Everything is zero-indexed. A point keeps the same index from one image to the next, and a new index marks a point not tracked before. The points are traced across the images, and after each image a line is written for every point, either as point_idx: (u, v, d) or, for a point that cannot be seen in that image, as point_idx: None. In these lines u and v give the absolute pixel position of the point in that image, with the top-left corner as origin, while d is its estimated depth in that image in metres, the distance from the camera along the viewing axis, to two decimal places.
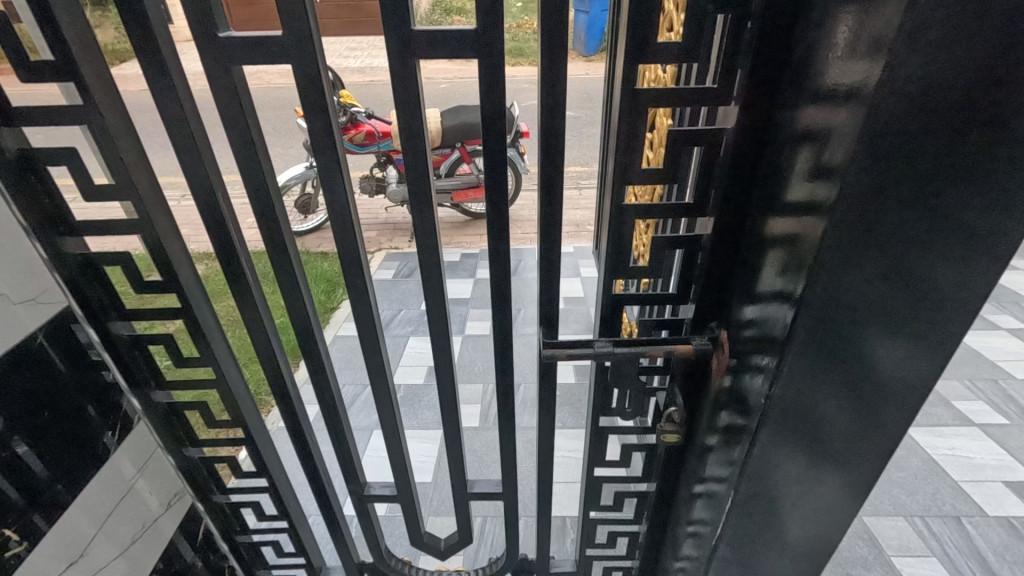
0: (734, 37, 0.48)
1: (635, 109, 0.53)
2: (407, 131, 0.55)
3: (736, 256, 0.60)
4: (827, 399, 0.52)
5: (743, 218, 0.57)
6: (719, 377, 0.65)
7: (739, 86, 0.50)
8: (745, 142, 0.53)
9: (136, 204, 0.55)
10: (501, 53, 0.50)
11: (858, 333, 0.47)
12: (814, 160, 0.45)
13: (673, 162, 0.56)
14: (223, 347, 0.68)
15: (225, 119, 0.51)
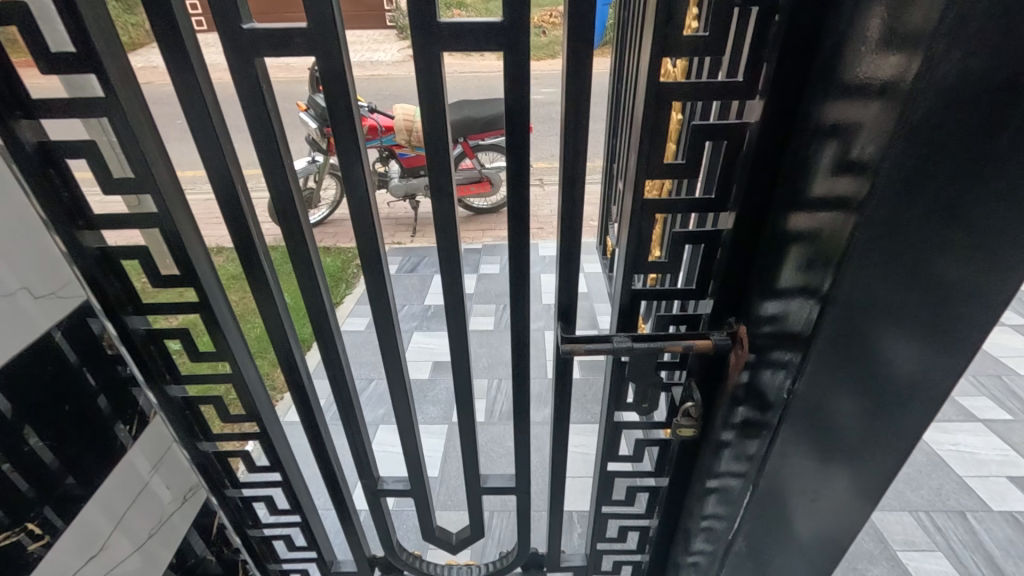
0: (761, 32, 0.48)
1: (660, 103, 0.52)
2: (429, 125, 0.55)
3: (756, 252, 0.60)
4: (845, 397, 0.52)
5: (764, 213, 0.57)
6: (735, 372, 0.66)
7: (764, 81, 0.50)
8: (768, 137, 0.53)
9: (155, 197, 0.55)
10: (525, 46, 0.50)
11: (880, 331, 0.47)
12: (841, 155, 0.45)
13: (695, 157, 0.56)
14: (240, 342, 0.68)
15: (248, 111, 0.51)
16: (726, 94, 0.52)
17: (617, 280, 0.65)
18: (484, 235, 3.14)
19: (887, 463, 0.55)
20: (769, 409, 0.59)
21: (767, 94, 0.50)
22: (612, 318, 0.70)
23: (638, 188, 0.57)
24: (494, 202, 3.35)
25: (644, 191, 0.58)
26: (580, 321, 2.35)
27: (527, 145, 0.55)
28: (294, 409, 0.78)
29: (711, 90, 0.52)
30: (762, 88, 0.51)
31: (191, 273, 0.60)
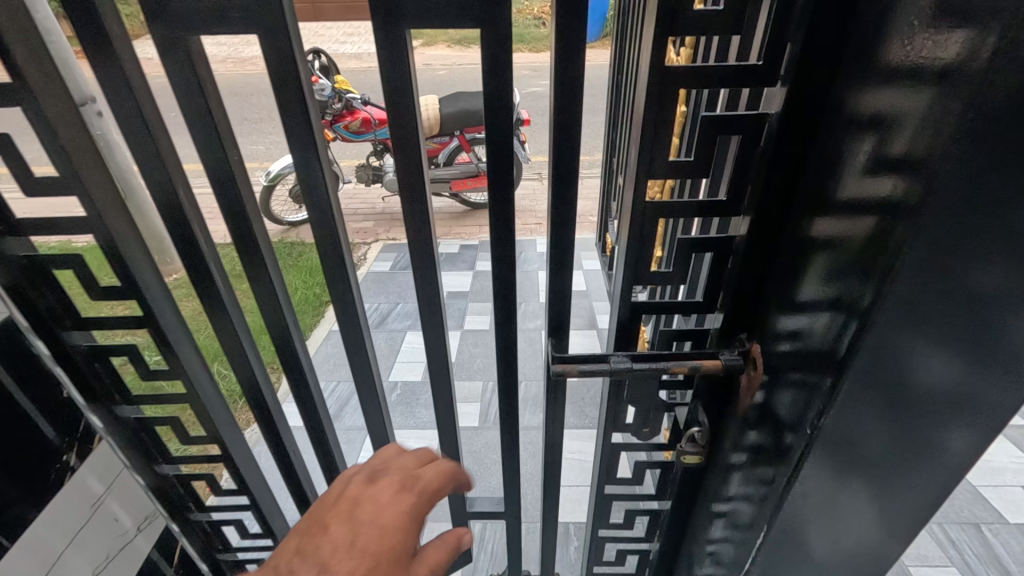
0: (785, 10, 0.42)
1: (665, 92, 0.46)
2: (398, 118, 0.48)
3: (770, 259, 0.54)
4: (874, 426, 0.45)
5: (782, 217, 0.51)
6: (747, 396, 0.60)
7: (785, 67, 0.45)
8: (789, 132, 0.46)
9: (84, 199, 0.48)
10: (506, 26, 0.43)
11: (913, 354, 0.41)
12: (878, 149, 0.38)
13: (704, 153, 0.50)
14: (195, 359, 0.61)
15: (186, 100, 0.44)
16: (742, 79, 0.46)
17: (616, 292, 0.59)
18: (480, 231, 3.07)
19: (916, 496, 0.48)
20: (789, 435, 0.53)
21: (788, 82, 0.44)
22: (608, 336, 0.64)
23: (640, 189, 0.51)
24: None
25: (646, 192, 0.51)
26: (577, 321, 2.29)
27: (511, 140, 0.49)
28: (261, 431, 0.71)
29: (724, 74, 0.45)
30: (782, 75, 0.45)
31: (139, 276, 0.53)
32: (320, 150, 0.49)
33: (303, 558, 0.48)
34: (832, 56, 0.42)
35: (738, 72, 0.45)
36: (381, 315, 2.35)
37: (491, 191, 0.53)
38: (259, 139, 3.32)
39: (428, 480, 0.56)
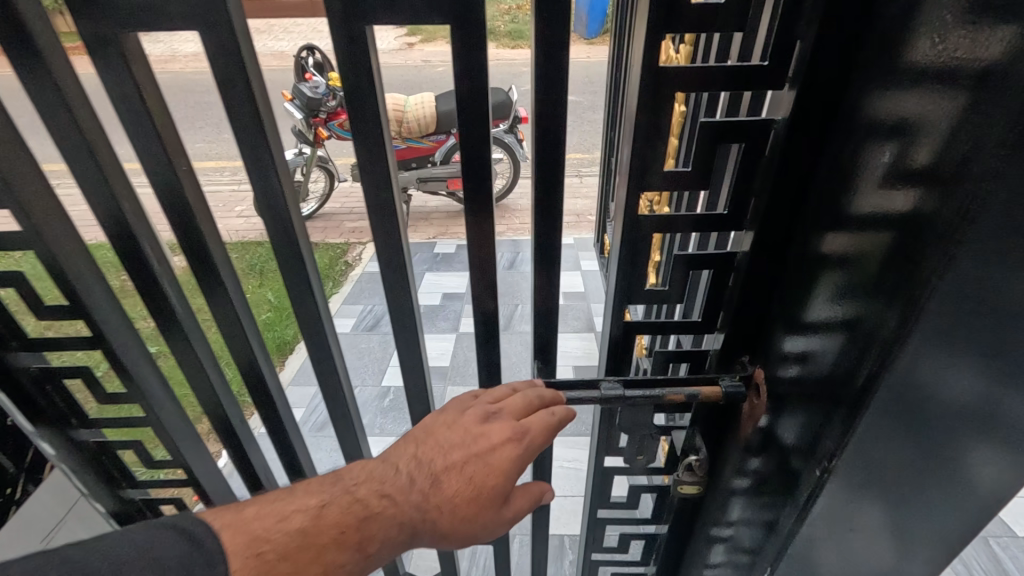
0: (792, 7, 0.39)
1: (659, 96, 0.43)
2: (363, 114, 0.48)
3: (776, 274, 0.51)
4: (897, 458, 0.42)
5: (789, 229, 0.48)
6: (748, 423, 0.57)
7: (793, 68, 0.41)
8: (798, 138, 0.43)
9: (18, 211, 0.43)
10: (476, 19, 0.43)
11: (941, 380, 0.37)
12: (899, 159, 0.35)
13: (701, 165, 0.47)
14: (156, 381, 0.57)
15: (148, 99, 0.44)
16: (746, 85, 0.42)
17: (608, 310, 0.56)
18: None
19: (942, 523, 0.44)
20: (798, 461, 0.49)
21: (797, 84, 0.41)
22: (600, 356, 0.62)
23: (626, 199, 0.49)
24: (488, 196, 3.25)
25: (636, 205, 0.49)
26: (574, 323, 2.27)
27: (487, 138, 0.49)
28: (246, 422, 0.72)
29: (720, 77, 0.42)
30: (790, 78, 0.41)
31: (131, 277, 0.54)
32: (271, 145, 0.49)
33: (418, 466, 0.56)
34: (843, 57, 0.39)
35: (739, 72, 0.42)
36: (374, 318, 2.31)
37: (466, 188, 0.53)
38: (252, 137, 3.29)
39: (533, 430, 0.58)
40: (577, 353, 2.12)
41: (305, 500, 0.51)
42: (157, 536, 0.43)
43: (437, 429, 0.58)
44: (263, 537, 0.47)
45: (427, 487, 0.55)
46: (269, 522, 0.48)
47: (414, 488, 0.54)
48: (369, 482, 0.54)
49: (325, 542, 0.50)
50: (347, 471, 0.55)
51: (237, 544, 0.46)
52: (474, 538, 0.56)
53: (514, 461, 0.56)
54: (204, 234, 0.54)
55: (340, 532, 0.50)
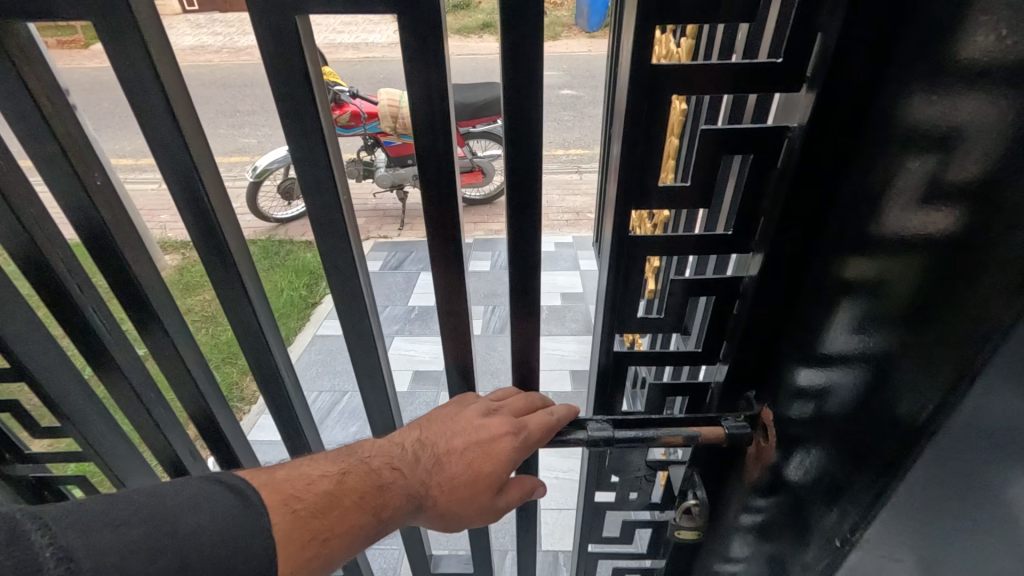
0: (806, 18, 0.42)
1: (655, 88, 0.47)
2: (300, 94, 0.53)
3: (801, 279, 0.53)
4: (933, 502, 0.39)
5: (813, 235, 0.50)
6: (756, 467, 0.63)
7: (813, 65, 0.44)
8: (821, 146, 0.45)
9: None
10: (427, 5, 0.49)
11: (988, 403, 0.34)
12: (935, 174, 0.36)
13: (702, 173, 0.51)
14: (36, 337, 0.66)
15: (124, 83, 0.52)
16: (760, 85, 0.46)
17: (610, 307, 0.61)
18: (475, 228, 3.03)
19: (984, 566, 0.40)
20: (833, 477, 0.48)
21: (817, 83, 0.43)
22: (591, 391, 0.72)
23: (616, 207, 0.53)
24: (488, 194, 3.20)
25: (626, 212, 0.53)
26: (573, 325, 2.22)
27: (442, 123, 0.55)
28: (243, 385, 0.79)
29: (727, 75, 0.46)
30: (809, 76, 0.44)
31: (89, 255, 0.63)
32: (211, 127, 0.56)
33: (422, 447, 0.66)
34: (869, 70, 0.41)
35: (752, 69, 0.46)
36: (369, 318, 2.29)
37: (423, 167, 0.58)
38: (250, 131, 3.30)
39: (532, 428, 0.66)
40: (574, 356, 2.06)
41: (329, 467, 0.61)
42: (202, 489, 0.52)
43: (442, 418, 0.68)
44: (296, 496, 0.56)
45: (431, 466, 0.65)
46: (299, 485, 0.58)
47: (421, 464, 0.65)
48: (381, 455, 0.64)
49: (348, 503, 0.59)
50: (360, 446, 0.65)
51: (276, 501, 0.55)
52: (464, 515, 0.66)
53: (510, 453, 0.64)
54: (196, 204, 0.60)
55: (359, 498, 0.60)
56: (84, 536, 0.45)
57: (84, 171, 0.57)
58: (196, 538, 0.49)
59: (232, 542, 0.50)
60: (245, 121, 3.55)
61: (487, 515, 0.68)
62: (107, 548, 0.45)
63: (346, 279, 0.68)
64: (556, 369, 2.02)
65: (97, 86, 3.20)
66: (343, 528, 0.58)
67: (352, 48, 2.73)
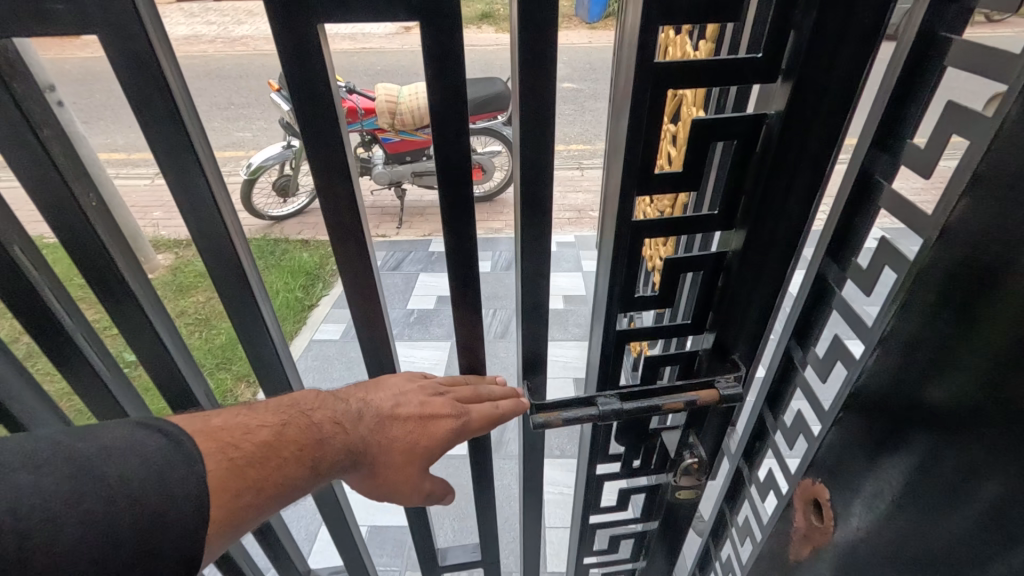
0: (784, 18, 0.60)
1: (650, 71, 0.61)
2: (316, 112, 0.53)
3: (775, 214, 0.75)
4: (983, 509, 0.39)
5: (788, 183, 0.72)
6: (804, 546, 0.60)
7: (786, 59, 0.63)
8: (792, 118, 0.66)
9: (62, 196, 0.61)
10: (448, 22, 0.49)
11: None
12: (992, 184, 0.37)
13: (694, 151, 0.69)
14: None
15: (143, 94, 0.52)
16: (753, 76, 0.64)
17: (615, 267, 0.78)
18: None
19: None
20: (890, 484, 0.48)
21: (792, 76, 0.63)
22: (598, 340, 0.89)
23: (631, 180, 0.69)
24: (489, 189, 3.19)
25: (632, 189, 0.70)
26: (577, 331, 2.17)
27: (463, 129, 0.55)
28: (264, 364, 0.82)
29: (723, 69, 0.63)
30: (784, 68, 0.63)
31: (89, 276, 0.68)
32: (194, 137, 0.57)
33: (366, 406, 0.70)
34: (818, 59, 0.62)
35: (741, 64, 0.63)
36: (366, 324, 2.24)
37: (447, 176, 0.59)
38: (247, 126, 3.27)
39: (473, 414, 0.75)
40: (577, 362, 2.01)
41: (267, 418, 0.62)
42: (139, 437, 0.52)
43: (387, 384, 0.74)
44: (233, 445, 0.58)
45: (371, 428, 0.69)
46: (236, 434, 0.59)
47: (365, 425, 0.69)
48: (325, 410, 0.66)
49: (286, 455, 0.61)
50: (303, 397, 0.67)
51: (211, 447, 0.57)
52: (394, 477, 0.73)
53: (450, 430, 0.73)
54: (203, 211, 0.63)
55: (297, 450, 0.62)
56: (1, 477, 0.45)
57: (83, 193, 0.62)
58: (122, 486, 0.49)
59: (162, 491, 0.51)
60: (239, 114, 3.48)
61: (411, 491, 0.77)
62: (28, 490, 0.46)
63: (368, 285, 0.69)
64: (558, 377, 1.96)
65: (87, 76, 3.13)
66: (278, 478, 0.61)
67: (350, 41, 2.67)
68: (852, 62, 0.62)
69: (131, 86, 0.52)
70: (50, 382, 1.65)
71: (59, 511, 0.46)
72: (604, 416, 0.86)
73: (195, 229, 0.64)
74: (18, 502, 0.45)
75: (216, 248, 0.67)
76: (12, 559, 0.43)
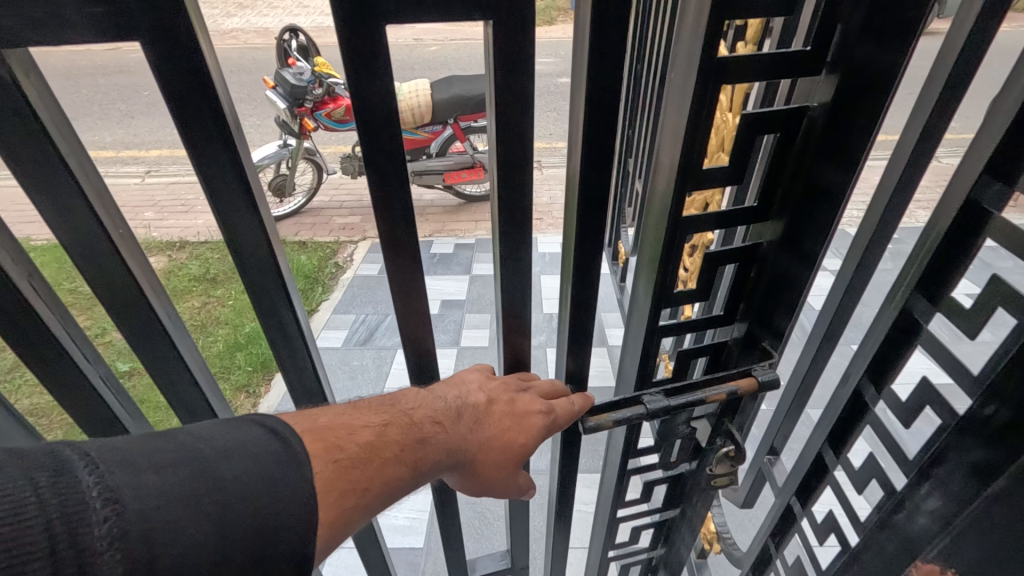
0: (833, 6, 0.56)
1: (708, 70, 0.57)
2: (381, 118, 0.53)
3: (813, 206, 0.72)
4: None
5: (827, 178, 0.69)
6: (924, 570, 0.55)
7: (832, 50, 0.60)
8: (833, 111, 0.63)
9: (91, 229, 0.58)
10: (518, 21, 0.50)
11: None
12: None
13: (740, 149, 0.66)
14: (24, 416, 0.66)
15: (193, 98, 0.50)
16: (797, 70, 0.61)
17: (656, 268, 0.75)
18: (476, 227, 2.94)
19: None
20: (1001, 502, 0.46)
21: (838, 70, 0.60)
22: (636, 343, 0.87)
23: (676, 183, 0.66)
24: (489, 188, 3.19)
25: (684, 187, 0.67)
26: None
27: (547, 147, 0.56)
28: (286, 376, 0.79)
29: (774, 65, 0.59)
30: (829, 60, 0.60)
31: (107, 298, 0.65)
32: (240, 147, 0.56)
33: (463, 405, 0.71)
34: (862, 49, 0.59)
35: (788, 57, 0.60)
36: (368, 330, 2.20)
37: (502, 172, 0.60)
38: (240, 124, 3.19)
39: (560, 411, 0.77)
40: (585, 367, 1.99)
41: (370, 418, 0.62)
42: (250, 434, 0.51)
43: (465, 381, 0.75)
44: (337, 447, 0.57)
45: (470, 427, 0.70)
46: (341, 434, 0.58)
47: (461, 425, 0.70)
48: (423, 411, 0.67)
49: (388, 455, 0.61)
50: (401, 398, 0.67)
51: (317, 451, 0.55)
52: (490, 474, 0.75)
53: (541, 427, 0.75)
54: (246, 224, 0.61)
55: (398, 451, 0.62)
56: (131, 476, 0.44)
57: (114, 227, 0.60)
58: (240, 487, 0.48)
59: (276, 490, 0.49)
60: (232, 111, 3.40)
61: (506, 485, 0.79)
62: (152, 491, 0.44)
63: (413, 284, 0.69)
64: None
65: None
66: (382, 479, 0.60)
67: None
68: (893, 57, 0.59)
69: (179, 98, 0.50)
70: (38, 396, 1.57)
71: (183, 510, 0.45)
72: (653, 415, 0.86)
73: (226, 234, 0.62)
74: (146, 502, 0.44)
75: (249, 262, 0.65)
76: (139, 560, 0.42)
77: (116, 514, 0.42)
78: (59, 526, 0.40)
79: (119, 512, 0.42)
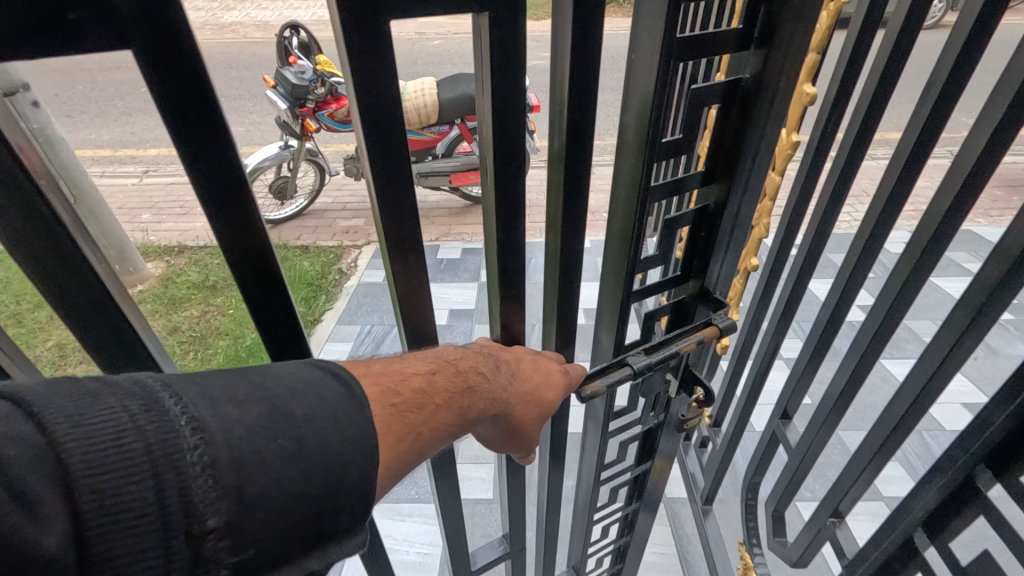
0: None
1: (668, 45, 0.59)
2: (385, 110, 0.51)
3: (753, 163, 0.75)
4: None
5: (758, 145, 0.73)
6: None
7: (756, 25, 0.64)
8: (761, 81, 0.67)
9: (70, 258, 0.51)
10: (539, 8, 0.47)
11: None
12: None
13: (688, 122, 0.70)
14: None
15: (184, 107, 0.45)
16: (729, 47, 0.65)
17: (631, 235, 0.76)
18: None
19: None
20: None
21: (764, 45, 0.65)
22: (607, 309, 0.88)
23: (643, 154, 0.67)
24: None
25: (653, 160, 0.69)
26: None
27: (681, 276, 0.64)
28: None
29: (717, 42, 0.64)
30: (756, 37, 0.65)
31: (81, 329, 0.57)
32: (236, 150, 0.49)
33: (496, 361, 0.70)
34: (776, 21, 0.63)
35: (719, 36, 0.64)
36: (376, 339, 2.13)
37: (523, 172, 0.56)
38: (237, 119, 3.09)
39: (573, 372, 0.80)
40: None
41: (419, 365, 0.59)
42: (310, 375, 0.49)
43: (484, 344, 0.74)
44: (393, 390, 0.55)
45: (506, 383, 0.69)
46: (394, 378, 0.56)
47: (500, 376, 0.69)
48: (467, 360, 0.65)
49: (437, 401, 0.59)
50: (441, 349, 0.65)
51: (373, 393, 0.53)
52: (524, 426, 0.75)
53: (563, 383, 0.77)
54: (250, 242, 0.55)
55: (447, 397, 0.60)
56: (213, 408, 0.42)
57: (96, 261, 0.53)
58: (311, 423, 0.46)
59: (345, 429, 0.48)
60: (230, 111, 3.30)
61: (523, 446, 0.80)
62: (235, 422, 0.43)
63: (419, 279, 0.67)
64: None
65: None
66: (434, 424, 0.58)
67: None
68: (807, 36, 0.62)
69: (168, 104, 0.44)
70: None
71: (264, 444, 0.43)
72: (638, 374, 0.84)
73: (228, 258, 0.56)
74: (232, 433, 0.42)
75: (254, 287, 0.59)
76: (231, 486, 0.41)
77: (205, 442, 0.41)
78: (159, 453, 0.38)
79: (208, 440, 0.41)
